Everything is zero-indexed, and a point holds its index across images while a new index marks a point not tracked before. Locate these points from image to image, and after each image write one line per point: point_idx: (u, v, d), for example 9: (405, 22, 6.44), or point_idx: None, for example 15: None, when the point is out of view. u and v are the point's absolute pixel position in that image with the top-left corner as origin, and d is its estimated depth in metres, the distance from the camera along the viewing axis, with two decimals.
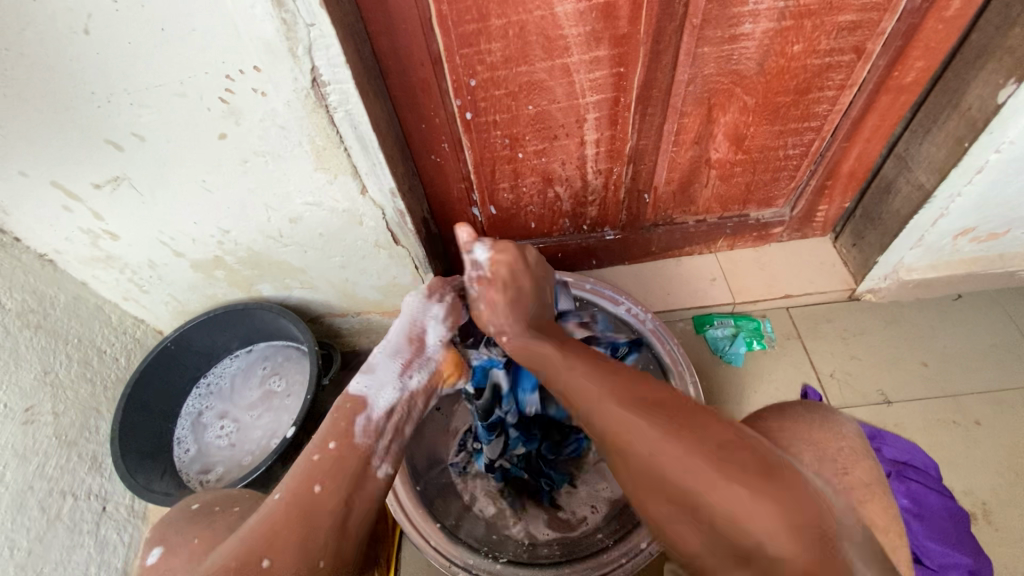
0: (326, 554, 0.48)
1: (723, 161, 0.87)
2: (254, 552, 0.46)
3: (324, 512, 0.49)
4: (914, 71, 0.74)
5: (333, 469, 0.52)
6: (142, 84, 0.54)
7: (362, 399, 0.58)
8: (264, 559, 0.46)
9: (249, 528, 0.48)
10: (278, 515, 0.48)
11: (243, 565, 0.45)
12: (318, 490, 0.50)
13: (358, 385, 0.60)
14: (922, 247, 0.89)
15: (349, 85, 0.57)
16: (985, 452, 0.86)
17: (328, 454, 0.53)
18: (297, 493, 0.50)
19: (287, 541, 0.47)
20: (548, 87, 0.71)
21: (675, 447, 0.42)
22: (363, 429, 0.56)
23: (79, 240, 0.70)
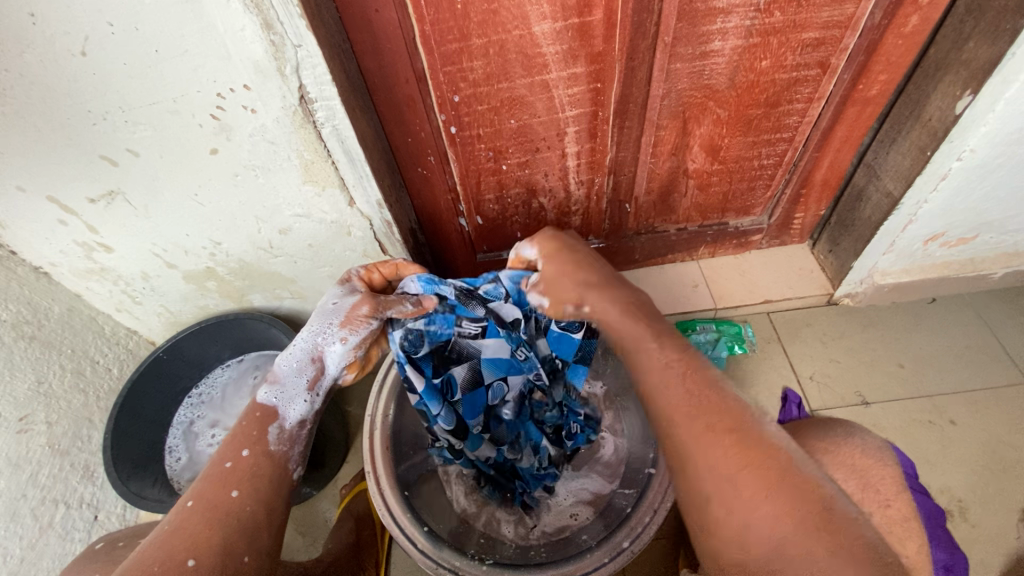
0: (249, 549, 0.51)
1: (700, 171, 0.90)
2: (177, 554, 0.48)
3: (243, 512, 0.52)
4: (877, 85, 0.78)
5: (245, 475, 0.55)
6: (137, 102, 0.57)
7: (270, 409, 0.61)
8: (189, 559, 0.48)
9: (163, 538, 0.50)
10: (195, 521, 0.51)
11: (167, 565, 0.47)
12: (234, 495, 0.53)
13: (265, 395, 0.61)
14: (894, 252, 0.92)
15: (336, 103, 0.60)
16: (958, 450, 0.89)
17: (242, 461, 0.56)
18: (213, 499, 0.53)
19: (208, 540, 0.50)
20: (528, 102, 0.74)
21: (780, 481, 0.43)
22: (274, 437, 0.60)
23: (74, 253, 0.72)
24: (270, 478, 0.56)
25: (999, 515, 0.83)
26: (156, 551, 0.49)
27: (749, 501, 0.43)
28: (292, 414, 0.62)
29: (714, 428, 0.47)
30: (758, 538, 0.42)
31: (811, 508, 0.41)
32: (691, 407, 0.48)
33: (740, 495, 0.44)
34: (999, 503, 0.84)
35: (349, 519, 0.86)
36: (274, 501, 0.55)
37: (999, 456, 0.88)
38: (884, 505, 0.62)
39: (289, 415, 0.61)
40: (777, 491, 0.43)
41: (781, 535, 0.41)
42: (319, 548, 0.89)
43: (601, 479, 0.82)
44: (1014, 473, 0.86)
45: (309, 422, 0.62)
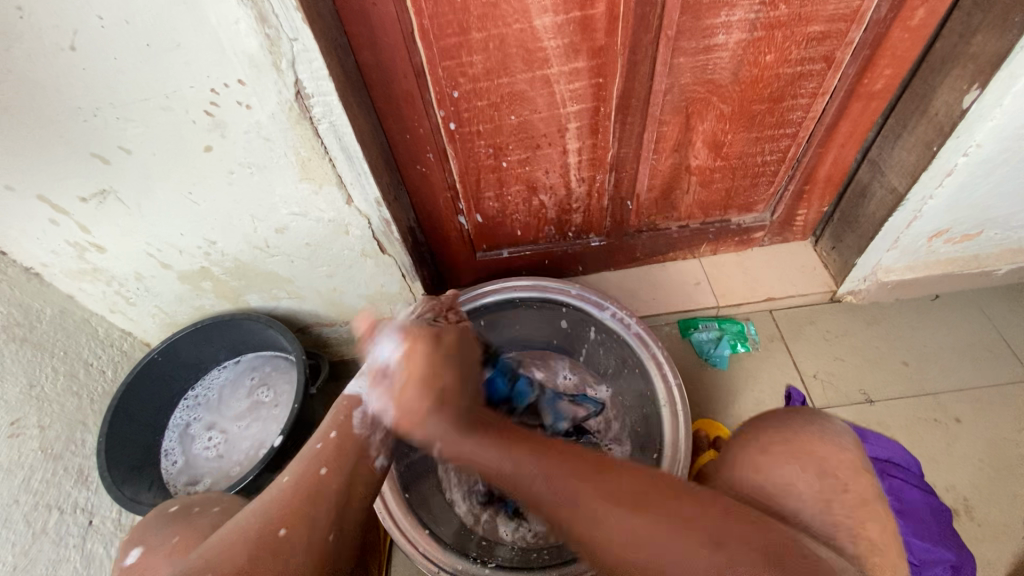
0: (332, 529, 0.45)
1: (702, 168, 0.89)
2: (268, 525, 0.44)
3: (331, 491, 0.47)
4: (882, 79, 0.77)
5: (335, 451, 0.50)
6: (129, 98, 0.55)
7: (356, 395, 0.56)
8: (280, 530, 0.43)
9: (261, 507, 0.46)
10: (289, 493, 0.46)
11: (258, 536, 0.43)
12: (324, 472, 0.48)
13: (353, 387, 0.58)
14: (898, 249, 0.91)
15: (332, 98, 0.59)
16: (963, 448, 0.88)
17: (331, 439, 0.52)
18: (303, 476, 0.48)
19: (298, 514, 0.45)
20: (529, 98, 0.73)
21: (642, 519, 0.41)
22: (361, 420, 0.54)
23: (66, 253, 0.71)
24: (355, 458, 0.51)
25: (1006, 513, 0.82)
26: (249, 522, 0.44)
27: (651, 542, 0.40)
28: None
29: (584, 482, 0.43)
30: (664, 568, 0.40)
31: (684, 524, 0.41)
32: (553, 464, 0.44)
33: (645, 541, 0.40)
34: (1006, 501, 0.83)
35: None
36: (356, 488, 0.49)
37: (1005, 454, 0.87)
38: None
39: (372, 396, 0.56)
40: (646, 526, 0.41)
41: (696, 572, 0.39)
42: None
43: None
44: (1020, 471, 0.85)
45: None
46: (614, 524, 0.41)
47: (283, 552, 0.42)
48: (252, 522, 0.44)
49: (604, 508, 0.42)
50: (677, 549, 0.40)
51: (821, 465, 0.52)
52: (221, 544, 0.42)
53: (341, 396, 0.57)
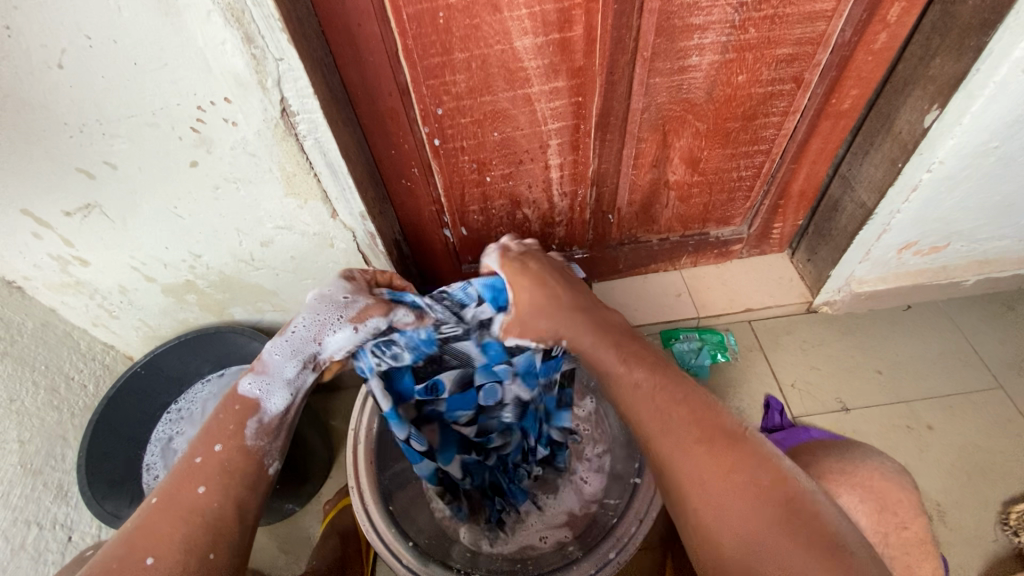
0: (216, 547, 0.49)
1: (680, 182, 0.91)
2: (134, 555, 0.46)
3: (210, 509, 0.50)
4: (849, 99, 0.80)
5: (220, 469, 0.53)
6: (115, 115, 0.56)
7: (255, 401, 0.59)
8: (147, 559, 0.46)
9: (131, 530, 0.49)
10: (162, 517, 0.49)
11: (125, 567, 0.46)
12: (201, 492, 0.51)
13: (249, 384, 0.59)
14: (870, 260, 0.94)
15: (318, 115, 0.60)
16: (935, 454, 0.90)
17: (213, 456, 0.54)
18: (177, 496, 0.50)
19: (167, 539, 0.48)
20: (511, 115, 0.75)
21: (736, 499, 0.47)
22: (254, 430, 0.57)
23: (48, 266, 0.71)
24: (245, 480, 0.54)
25: (976, 518, 0.85)
26: (116, 550, 0.47)
27: (727, 504, 0.47)
28: (276, 404, 0.60)
29: (694, 436, 0.51)
30: (729, 527, 0.46)
31: (783, 506, 0.45)
32: (678, 418, 0.52)
33: (712, 492, 0.48)
34: (976, 506, 0.86)
35: (331, 534, 0.85)
36: (244, 501, 0.53)
37: (975, 459, 0.90)
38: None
39: (270, 407, 0.59)
40: (746, 491, 0.47)
41: (761, 526, 0.45)
42: (303, 563, 0.88)
43: (575, 500, 0.83)
44: (991, 476, 0.88)
45: (291, 410, 0.61)
46: (708, 481, 0.48)
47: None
48: (119, 553, 0.47)
49: (703, 462, 0.49)
50: (748, 512, 0.46)
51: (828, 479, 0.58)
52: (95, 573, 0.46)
53: (235, 396, 0.59)
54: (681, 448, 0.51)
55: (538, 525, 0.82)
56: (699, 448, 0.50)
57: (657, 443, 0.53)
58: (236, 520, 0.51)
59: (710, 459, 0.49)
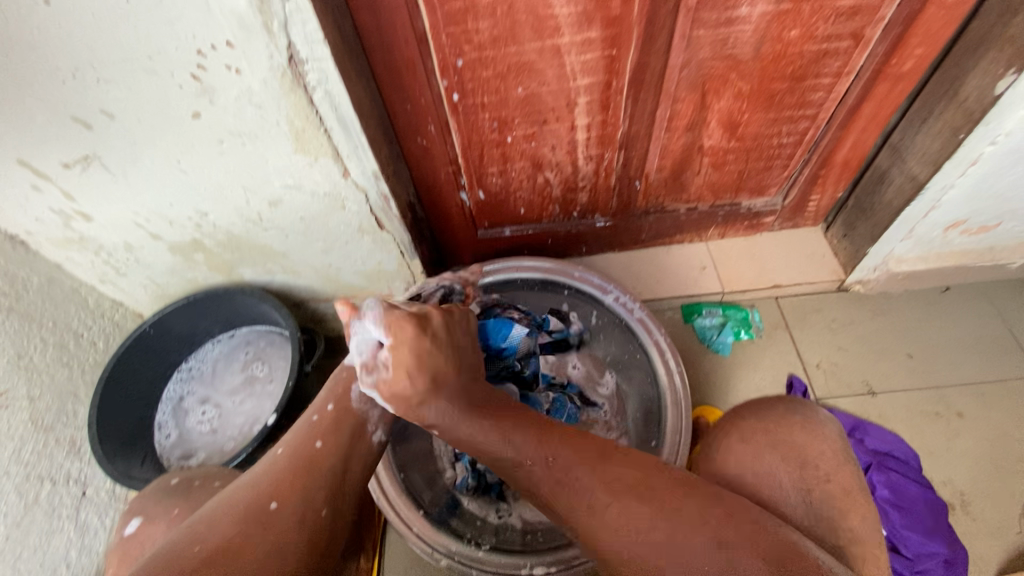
0: (327, 505, 0.47)
1: (715, 148, 0.85)
2: (260, 497, 0.45)
3: (325, 467, 0.49)
4: (911, 60, 0.73)
5: (332, 425, 0.53)
6: (109, 59, 0.51)
7: (354, 367, 0.58)
8: (271, 502, 0.44)
9: (254, 479, 0.47)
10: (283, 469, 0.47)
11: (248, 507, 0.44)
12: (320, 444, 0.50)
13: (351, 355, 0.59)
14: (913, 239, 0.88)
15: (328, 64, 0.55)
16: (964, 443, 0.87)
17: (327, 414, 0.54)
18: (298, 449, 0.49)
19: (294, 486, 0.46)
20: (538, 69, 0.69)
21: (666, 535, 0.44)
22: (358, 395, 0.56)
23: (51, 220, 0.68)
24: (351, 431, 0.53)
25: (1001, 509, 0.82)
26: (237, 495, 0.45)
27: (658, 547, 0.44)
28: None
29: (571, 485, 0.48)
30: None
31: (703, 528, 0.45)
32: (560, 454, 0.49)
33: (632, 530, 0.45)
34: (1002, 498, 0.83)
35: None
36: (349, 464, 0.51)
37: (1005, 450, 0.86)
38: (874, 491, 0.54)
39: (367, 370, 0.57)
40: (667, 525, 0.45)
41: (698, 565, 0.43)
42: None
43: None
44: (1019, 468, 0.85)
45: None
46: (633, 520, 0.45)
47: (275, 523, 0.43)
48: (242, 498, 0.45)
49: (616, 509, 0.46)
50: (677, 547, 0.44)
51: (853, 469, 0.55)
52: (211, 514, 0.44)
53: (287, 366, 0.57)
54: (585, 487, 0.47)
55: (542, 499, 0.79)
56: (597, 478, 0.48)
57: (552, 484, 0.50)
58: (343, 480, 0.50)
59: (612, 493, 0.47)
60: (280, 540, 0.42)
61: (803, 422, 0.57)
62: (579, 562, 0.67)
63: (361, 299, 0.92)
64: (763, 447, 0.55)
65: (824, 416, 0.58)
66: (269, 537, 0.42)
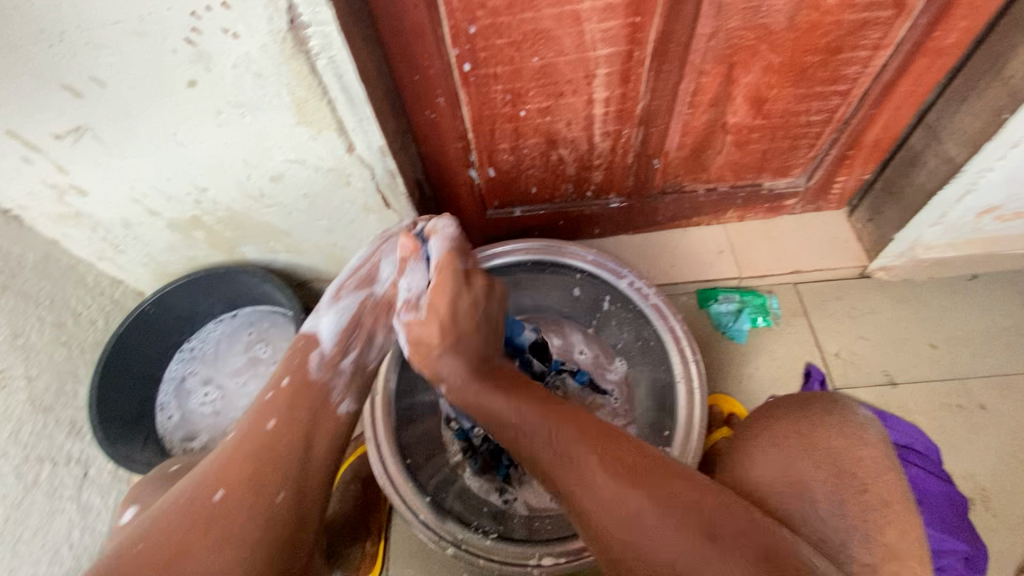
0: (284, 487, 0.48)
1: (740, 126, 0.81)
2: (208, 486, 0.47)
3: (282, 447, 0.50)
4: (956, 32, 0.68)
5: (288, 400, 0.53)
6: (97, 21, 0.48)
7: (313, 336, 0.60)
8: (217, 493, 0.46)
9: (206, 468, 0.49)
10: (235, 453, 0.49)
11: (199, 498, 0.46)
12: (271, 426, 0.50)
13: (308, 324, 0.62)
14: (943, 224, 0.85)
15: (332, 29, 0.51)
16: (986, 436, 0.85)
17: (282, 390, 0.55)
18: (252, 433, 0.50)
19: (238, 475, 0.47)
20: (555, 37, 0.65)
21: (657, 524, 0.42)
22: (319, 363, 0.58)
23: (44, 195, 0.65)
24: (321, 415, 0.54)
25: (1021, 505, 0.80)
26: (189, 487, 0.48)
27: (642, 528, 0.43)
28: (333, 334, 0.60)
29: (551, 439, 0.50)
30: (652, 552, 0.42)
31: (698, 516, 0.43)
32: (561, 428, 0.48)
33: (622, 511, 0.43)
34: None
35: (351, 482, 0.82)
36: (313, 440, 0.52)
37: None
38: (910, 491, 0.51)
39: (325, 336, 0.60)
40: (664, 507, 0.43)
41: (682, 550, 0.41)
42: None
43: None
44: None
45: (351, 353, 0.61)
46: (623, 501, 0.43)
47: (220, 515, 0.45)
48: (190, 489, 0.47)
49: (609, 483, 0.45)
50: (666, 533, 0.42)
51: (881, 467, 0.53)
52: (167, 509, 0.46)
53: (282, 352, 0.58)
54: (582, 464, 0.46)
55: (547, 485, 0.78)
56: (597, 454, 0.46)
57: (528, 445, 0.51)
58: (305, 470, 0.50)
59: (608, 470, 0.45)
60: (228, 530, 0.45)
61: (838, 424, 0.53)
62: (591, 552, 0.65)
63: None
64: (795, 454, 0.53)
65: (859, 416, 0.55)
66: (218, 528, 0.45)
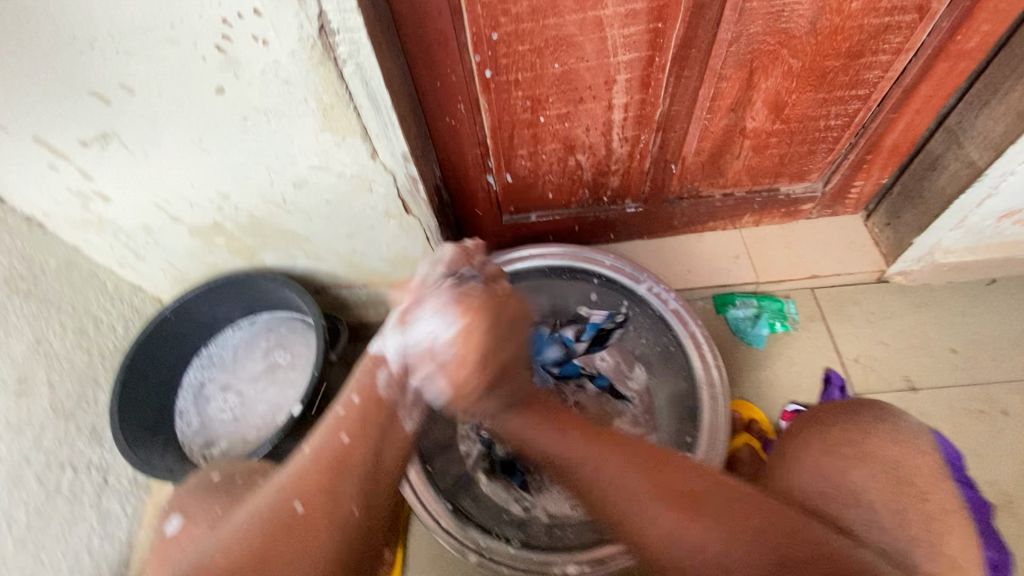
0: (358, 501, 0.46)
1: (758, 130, 0.81)
2: (284, 497, 0.43)
3: (355, 459, 0.48)
4: (978, 36, 0.67)
5: (360, 417, 0.51)
6: (128, 29, 0.48)
7: (380, 358, 0.56)
8: (296, 503, 0.43)
9: (278, 482, 0.45)
10: (307, 467, 0.46)
11: (275, 509, 0.42)
12: (346, 440, 0.49)
13: (377, 345, 0.57)
14: (964, 228, 0.84)
15: (361, 36, 0.51)
16: (1010, 442, 0.84)
17: (344, 420, 0.50)
18: (324, 444, 0.48)
19: (316, 486, 0.44)
20: (577, 44, 0.65)
21: (650, 501, 0.45)
22: (385, 380, 0.55)
23: (68, 202, 0.65)
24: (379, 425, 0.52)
25: None
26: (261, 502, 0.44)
27: (645, 499, 0.45)
28: (399, 356, 0.55)
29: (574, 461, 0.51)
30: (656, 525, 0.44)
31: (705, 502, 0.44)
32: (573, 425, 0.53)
33: (617, 484, 0.47)
34: None
35: None
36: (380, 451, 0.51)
37: None
38: (933, 494, 0.51)
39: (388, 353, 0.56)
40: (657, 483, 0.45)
41: (686, 530, 0.43)
42: None
43: None
44: None
45: (422, 373, 0.56)
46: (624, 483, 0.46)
47: (303, 526, 0.42)
48: (265, 502, 0.43)
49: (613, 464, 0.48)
50: (655, 501, 0.45)
51: (916, 474, 0.52)
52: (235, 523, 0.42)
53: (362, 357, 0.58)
54: (584, 454, 0.50)
55: (562, 495, 0.76)
56: (602, 444, 0.50)
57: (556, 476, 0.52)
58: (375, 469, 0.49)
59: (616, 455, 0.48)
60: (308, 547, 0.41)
61: (893, 433, 0.54)
62: (613, 562, 0.66)
63: (384, 285, 0.89)
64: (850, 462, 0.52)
65: (895, 422, 0.55)
66: (300, 540, 0.41)
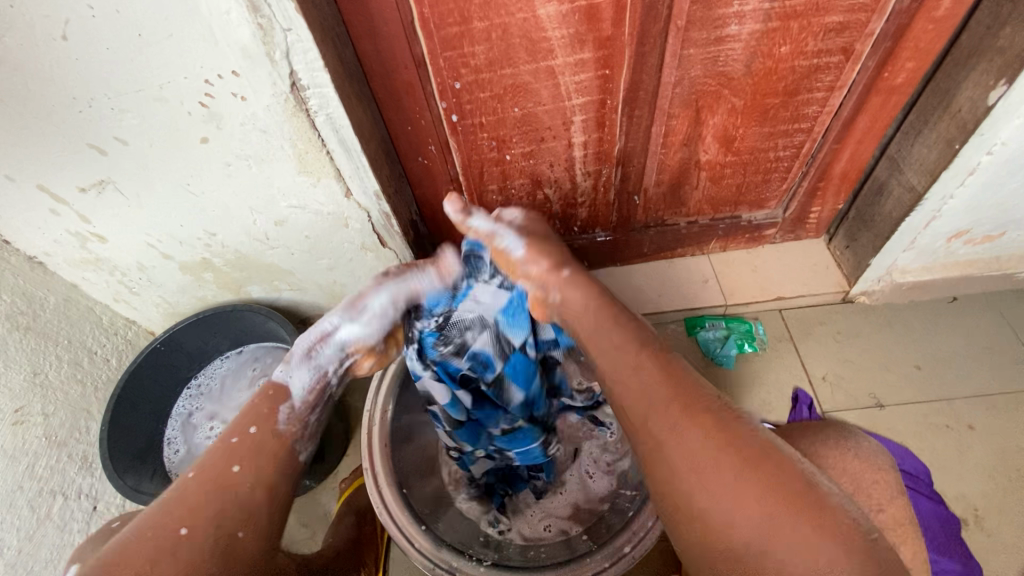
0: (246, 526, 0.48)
1: (712, 162, 0.86)
2: (170, 523, 0.45)
3: (244, 487, 0.49)
4: (904, 72, 0.73)
5: (253, 449, 0.52)
6: (121, 90, 0.54)
7: (283, 388, 0.59)
8: (180, 529, 0.45)
9: (165, 503, 0.47)
10: (194, 491, 0.48)
11: (157, 536, 0.45)
12: (237, 470, 0.50)
13: (280, 373, 0.60)
14: (915, 249, 0.88)
15: (329, 90, 0.58)
16: (976, 455, 0.85)
17: (249, 437, 0.53)
18: (213, 471, 0.50)
19: (203, 509, 0.47)
20: (533, 89, 0.71)
21: (730, 491, 0.43)
22: (285, 418, 0.57)
23: (67, 242, 0.71)
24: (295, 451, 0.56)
25: (1016, 524, 0.80)
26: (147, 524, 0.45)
27: (720, 492, 0.44)
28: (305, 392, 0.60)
29: (691, 432, 0.46)
30: (736, 522, 0.43)
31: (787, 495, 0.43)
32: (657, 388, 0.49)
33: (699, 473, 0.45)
34: (1017, 512, 0.81)
35: (348, 513, 0.84)
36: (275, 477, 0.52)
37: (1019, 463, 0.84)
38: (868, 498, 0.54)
39: (295, 388, 0.59)
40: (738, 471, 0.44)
41: (750, 514, 0.43)
42: (318, 540, 0.87)
43: (579, 494, 0.83)
44: None
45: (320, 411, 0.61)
46: (714, 480, 0.44)
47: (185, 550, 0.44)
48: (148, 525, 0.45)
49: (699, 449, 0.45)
50: (735, 496, 0.43)
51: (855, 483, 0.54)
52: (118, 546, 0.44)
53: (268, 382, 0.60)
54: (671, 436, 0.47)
55: (536, 518, 0.82)
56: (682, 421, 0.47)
57: (656, 438, 0.47)
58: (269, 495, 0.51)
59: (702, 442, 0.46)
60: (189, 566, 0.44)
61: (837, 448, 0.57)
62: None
63: None
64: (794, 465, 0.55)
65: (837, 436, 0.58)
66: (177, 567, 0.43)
